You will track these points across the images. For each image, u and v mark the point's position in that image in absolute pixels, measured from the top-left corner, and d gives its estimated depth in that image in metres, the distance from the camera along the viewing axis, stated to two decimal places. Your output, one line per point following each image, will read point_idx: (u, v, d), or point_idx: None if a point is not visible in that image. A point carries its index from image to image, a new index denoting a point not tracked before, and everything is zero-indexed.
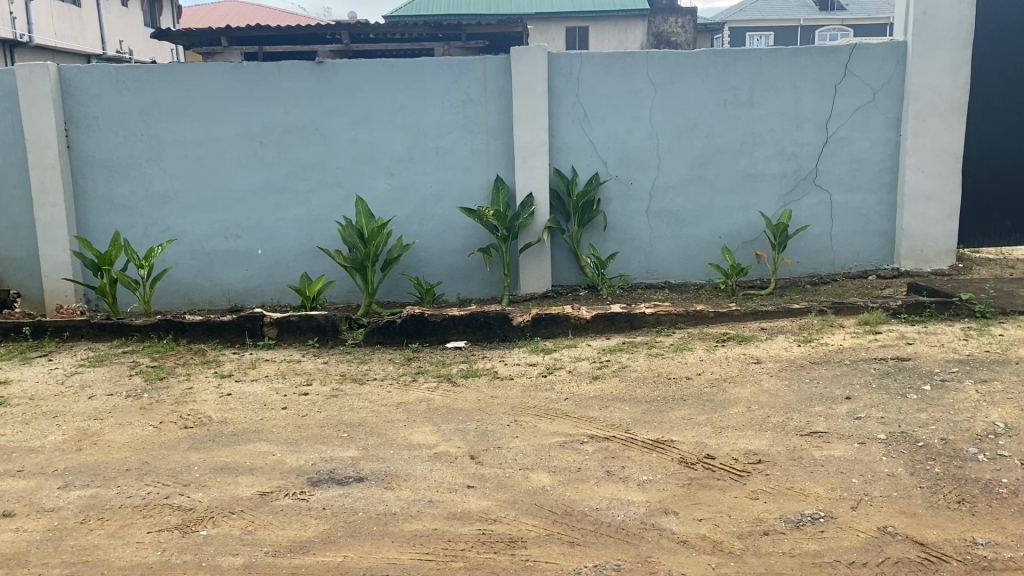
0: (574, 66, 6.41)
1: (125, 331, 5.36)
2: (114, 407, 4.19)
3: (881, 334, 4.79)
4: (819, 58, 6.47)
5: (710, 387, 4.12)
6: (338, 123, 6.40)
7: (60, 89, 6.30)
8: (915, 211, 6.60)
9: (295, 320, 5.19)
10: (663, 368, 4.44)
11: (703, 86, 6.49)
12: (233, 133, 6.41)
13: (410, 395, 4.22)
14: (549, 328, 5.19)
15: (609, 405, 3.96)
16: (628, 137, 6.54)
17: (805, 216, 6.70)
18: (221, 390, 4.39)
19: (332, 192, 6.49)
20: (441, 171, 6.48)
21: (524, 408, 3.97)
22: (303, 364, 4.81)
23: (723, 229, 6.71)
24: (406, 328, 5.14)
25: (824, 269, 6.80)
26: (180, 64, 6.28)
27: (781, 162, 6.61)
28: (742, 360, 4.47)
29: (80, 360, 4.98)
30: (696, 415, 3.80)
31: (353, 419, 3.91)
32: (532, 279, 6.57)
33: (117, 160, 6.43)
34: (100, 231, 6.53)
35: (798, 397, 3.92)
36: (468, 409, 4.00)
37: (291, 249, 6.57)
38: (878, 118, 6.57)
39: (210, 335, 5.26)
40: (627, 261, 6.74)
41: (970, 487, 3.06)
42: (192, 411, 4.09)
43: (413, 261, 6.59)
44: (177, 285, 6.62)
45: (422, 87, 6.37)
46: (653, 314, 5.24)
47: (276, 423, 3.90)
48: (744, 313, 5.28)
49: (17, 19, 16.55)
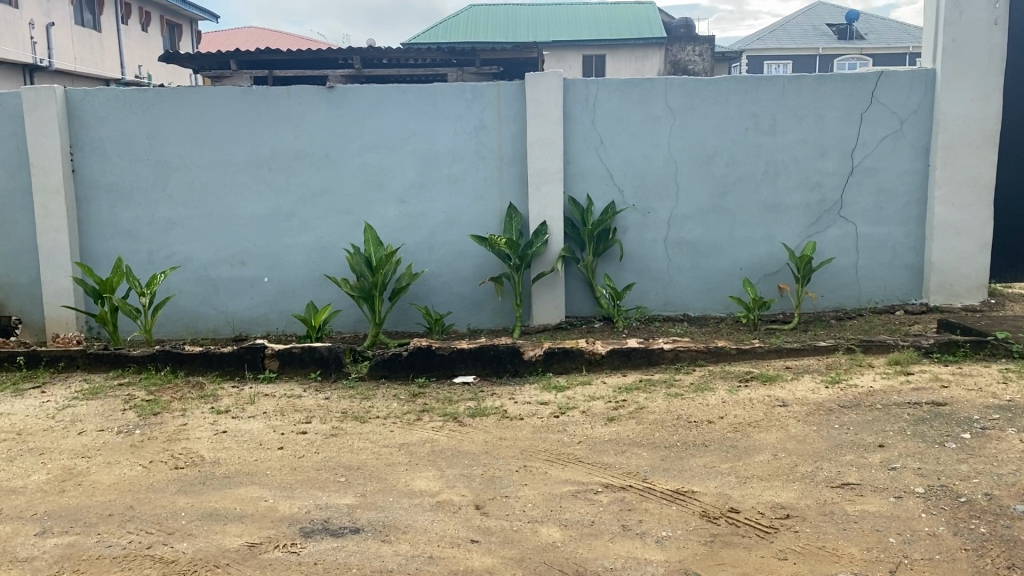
0: (590, 92, 6.22)
1: (121, 361, 5.16)
2: (104, 445, 3.98)
3: (914, 375, 4.53)
4: (844, 85, 6.26)
5: (733, 432, 3.86)
6: (348, 149, 6.23)
7: (67, 112, 6.17)
8: (944, 244, 6.35)
9: (297, 352, 4.99)
10: (683, 409, 4.18)
11: (724, 114, 6.29)
12: (241, 158, 6.26)
13: (414, 435, 4.00)
14: (562, 362, 4.96)
15: (625, 451, 3.71)
16: (645, 165, 6.34)
17: (830, 248, 6.47)
18: (216, 428, 4.18)
19: (341, 219, 6.32)
20: (452, 199, 6.30)
21: (534, 453, 3.73)
22: (303, 400, 4.59)
23: (744, 261, 6.48)
24: (413, 362, 4.93)
25: (850, 303, 6.55)
26: (187, 89, 6.14)
27: (804, 193, 6.39)
28: (767, 402, 4.21)
29: (74, 392, 4.78)
30: (719, 462, 3.55)
31: (352, 462, 3.68)
32: (545, 310, 6.35)
33: (122, 185, 6.28)
34: (104, 257, 6.38)
35: (828, 444, 3.66)
36: (474, 452, 3.77)
37: (298, 277, 6.39)
38: (905, 147, 6.34)
39: (209, 367, 5.06)
40: (644, 293, 6.52)
41: (1021, 550, 2.79)
42: (184, 451, 3.88)
43: (423, 291, 6.40)
44: (181, 313, 6.45)
45: (434, 113, 6.20)
46: (672, 349, 5.00)
47: (271, 464, 3.68)
48: (768, 351, 5.03)
49: (37, 44, 16.81)
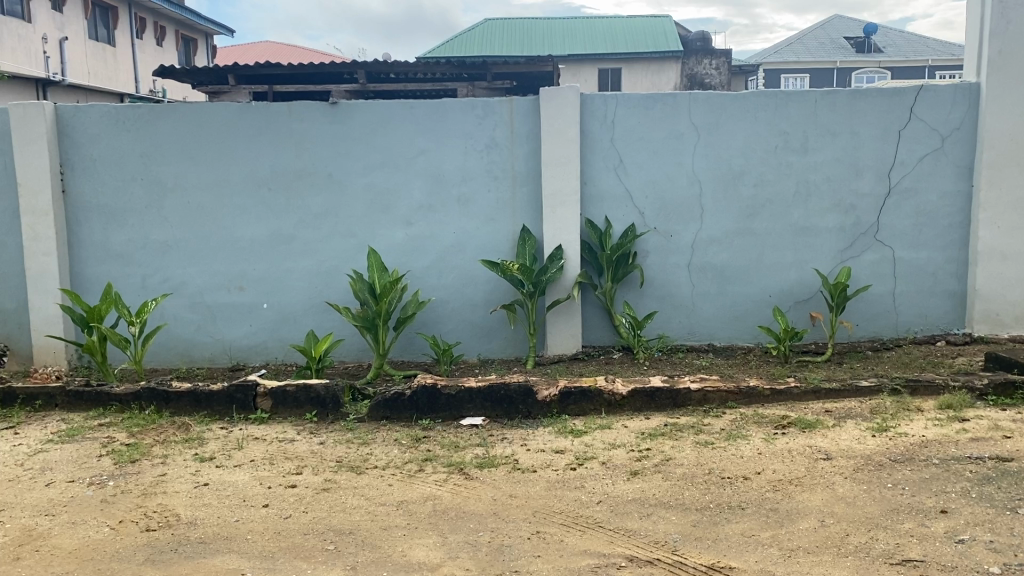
0: (609, 108, 5.82)
1: (103, 400, 4.78)
2: (72, 500, 3.59)
3: (969, 423, 4.07)
4: (881, 100, 5.83)
5: (772, 492, 3.43)
6: (352, 168, 5.86)
7: (57, 129, 5.82)
8: (990, 270, 5.91)
9: (292, 391, 4.61)
10: (714, 462, 3.75)
11: (752, 131, 5.87)
12: (239, 178, 5.89)
13: (415, 491, 3.59)
14: (579, 404, 4.54)
15: (651, 514, 3.28)
16: (667, 186, 5.94)
17: (866, 274, 6.04)
18: (198, 479, 3.78)
19: (343, 242, 5.94)
20: (462, 221, 5.91)
21: (549, 515, 3.31)
22: (295, 445, 4.19)
23: (774, 287, 6.06)
24: (417, 402, 4.53)
25: (887, 333, 6.11)
26: (183, 104, 5.77)
27: (838, 215, 5.97)
28: (808, 455, 3.77)
29: (49, 435, 4.40)
30: (758, 530, 3.12)
31: (344, 525, 3.28)
32: (561, 339, 5.94)
33: (114, 206, 5.93)
34: (94, 282, 6.02)
35: (881, 509, 3.23)
36: (481, 513, 3.35)
37: (299, 304, 6.02)
38: (946, 167, 5.91)
39: (197, 407, 4.68)
40: (667, 320, 6.10)
41: None
42: (160, 508, 3.49)
43: (430, 319, 6.01)
44: (175, 341, 6.08)
45: (443, 130, 5.81)
46: (700, 390, 4.57)
47: (253, 527, 3.28)
48: (805, 392, 4.60)
49: (49, 59, 16.68)
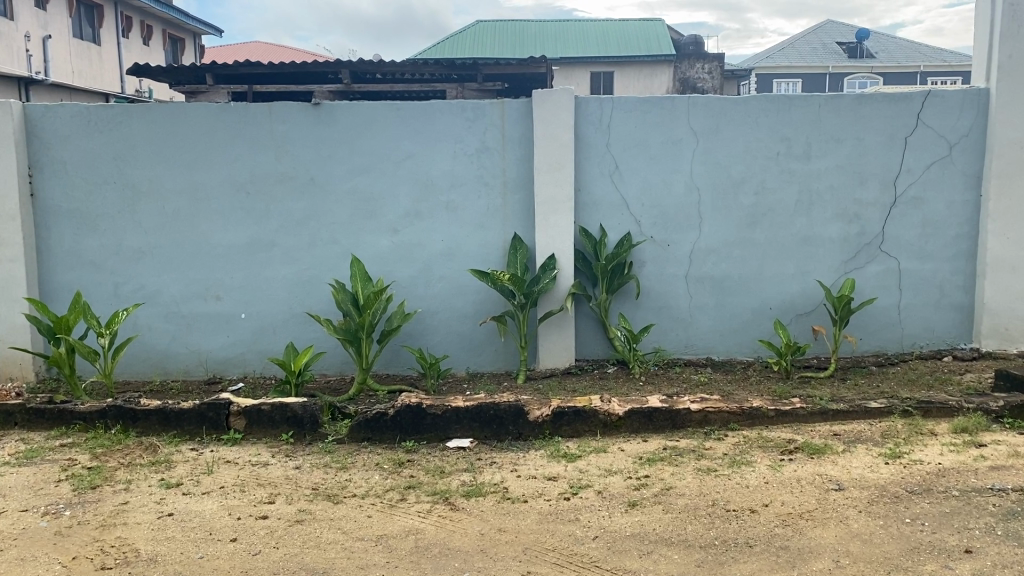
0: (604, 112, 5.57)
1: (66, 418, 4.50)
2: (23, 532, 3.31)
3: (987, 450, 3.84)
4: (887, 106, 5.60)
5: (781, 527, 3.17)
6: (335, 172, 5.59)
7: (26, 130, 5.52)
8: (998, 283, 5.69)
9: (266, 410, 4.34)
10: (717, 493, 3.49)
11: (754, 136, 5.63)
12: (217, 182, 5.61)
13: (396, 523, 3.32)
14: (573, 425, 4.28)
15: (652, 552, 3.02)
16: (665, 193, 5.69)
17: (870, 286, 5.81)
18: (162, 509, 3.50)
19: (325, 250, 5.67)
20: (450, 228, 5.65)
21: (541, 553, 3.05)
22: (269, 470, 3.92)
23: (774, 298, 5.82)
24: (400, 422, 4.26)
25: (891, 347, 5.88)
26: (159, 105, 5.49)
27: (842, 224, 5.73)
28: (819, 485, 3.52)
29: (6, 457, 4.11)
30: (767, 572, 2.86)
31: (316, 563, 3.01)
32: (553, 352, 5.68)
33: (85, 211, 5.64)
34: (63, 290, 5.73)
35: (901, 548, 2.98)
36: (466, 550, 3.09)
37: (279, 314, 5.74)
38: (953, 175, 5.68)
39: (166, 426, 4.40)
40: (663, 333, 5.85)
41: None
42: (117, 542, 3.21)
43: (416, 331, 5.75)
44: (149, 352, 5.79)
45: (431, 133, 5.55)
46: (700, 411, 4.31)
47: (218, 566, 3.01)
48: (812, 413, 4.36)
49: (33, 57, 16.34)
